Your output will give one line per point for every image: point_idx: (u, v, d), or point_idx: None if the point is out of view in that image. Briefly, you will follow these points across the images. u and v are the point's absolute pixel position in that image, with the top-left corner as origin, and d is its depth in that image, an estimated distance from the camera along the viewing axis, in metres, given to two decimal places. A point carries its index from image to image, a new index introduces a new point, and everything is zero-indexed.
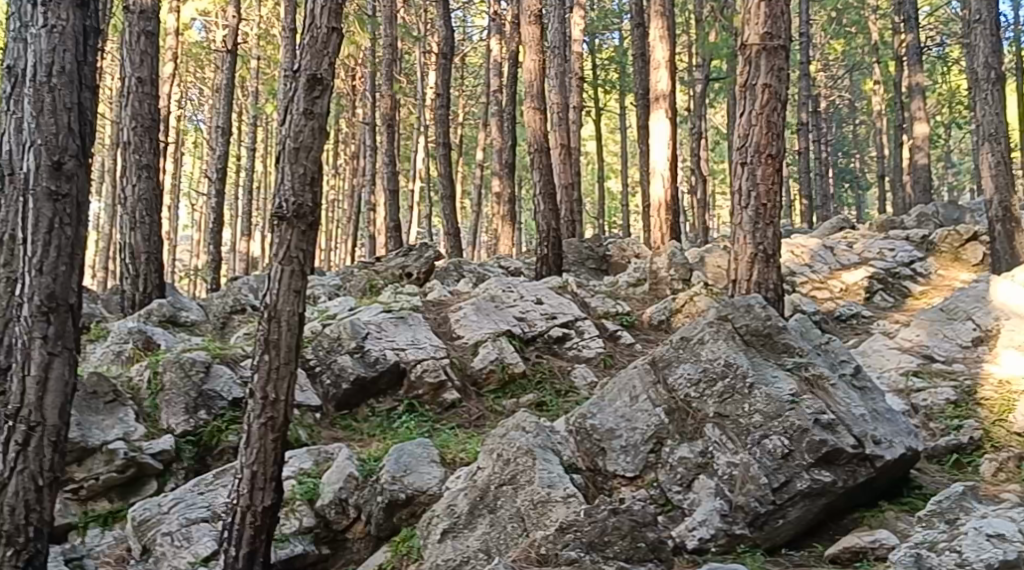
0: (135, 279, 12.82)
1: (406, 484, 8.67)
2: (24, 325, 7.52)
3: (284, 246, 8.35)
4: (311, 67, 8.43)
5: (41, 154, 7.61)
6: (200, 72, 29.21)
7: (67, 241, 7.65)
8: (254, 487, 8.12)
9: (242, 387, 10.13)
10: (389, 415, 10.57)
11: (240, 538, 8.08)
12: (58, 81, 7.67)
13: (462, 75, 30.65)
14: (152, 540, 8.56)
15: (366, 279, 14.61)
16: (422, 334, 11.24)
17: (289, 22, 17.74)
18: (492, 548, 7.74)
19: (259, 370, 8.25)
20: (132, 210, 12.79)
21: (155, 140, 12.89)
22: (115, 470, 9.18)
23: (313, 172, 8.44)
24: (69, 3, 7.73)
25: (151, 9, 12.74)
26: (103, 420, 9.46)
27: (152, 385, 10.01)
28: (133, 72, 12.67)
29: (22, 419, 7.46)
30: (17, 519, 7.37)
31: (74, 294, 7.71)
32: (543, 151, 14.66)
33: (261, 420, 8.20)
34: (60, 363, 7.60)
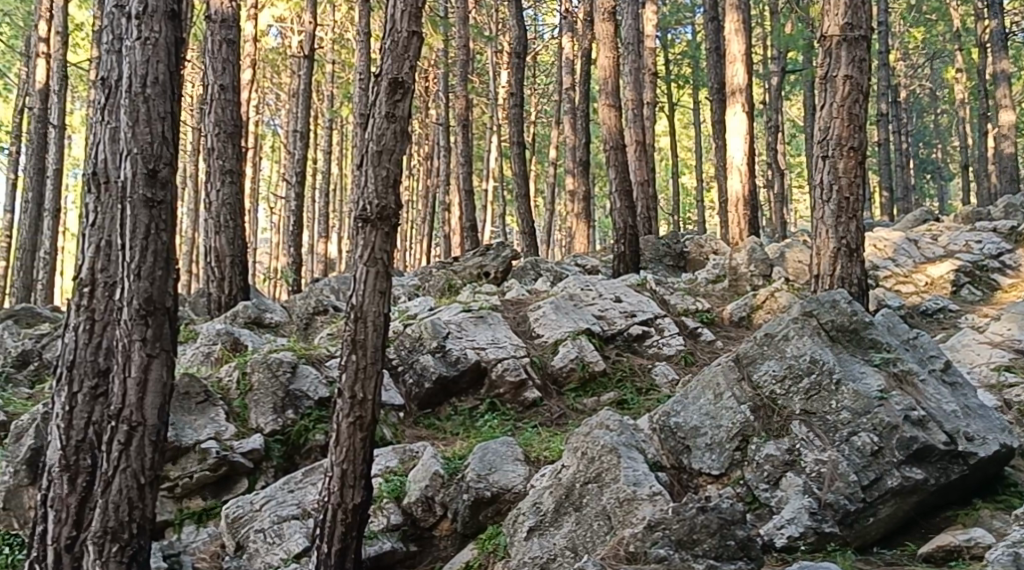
0: (221, 282, 13.09)
1: (491, 482, 8.80)
2: (124, 329, 7.78)
3: (369, 248, 8.48)
4: (392, 71, 8.57)
5: (138, 162, 7.86)
6: (277, 78, 29.72)
7: (163, 247, 7.90)
8: (344, 484, 8.27)
9: (328, 387, 10.31)
10: (472, 414, 10.67)
11: (331, 535, 8.22)
12: (152, 92, 7.93)
13: (535, 74, 30.73)
14: (245, 537, 8.80)
15: (444, 280, 14.74)
16: (502, 333, 11.31)
17: (363, 27, 18.00)
18: (579, 545, 7.84)
19: (347, 370, 8.40)
20: (216, 214, 13.09)
21: (238, 146, 13.17)
22: (208, 469, 9.40)
23: (396, 175, 8.56)
24: (161, 15, 7.97)
25: (232, 18, 13.01)
26: (194, 420, 9.69)
27: (241, 385, 10.21)
28: (216, 80, 12.97)
29: (124, 419, 7.71)
30: (121, 516, 7.64)
31: (170, 299, 7.95)
32: (618, 149, 14.63)
33: (349, 419, 8.35)
34: (158, 365, 7.84)
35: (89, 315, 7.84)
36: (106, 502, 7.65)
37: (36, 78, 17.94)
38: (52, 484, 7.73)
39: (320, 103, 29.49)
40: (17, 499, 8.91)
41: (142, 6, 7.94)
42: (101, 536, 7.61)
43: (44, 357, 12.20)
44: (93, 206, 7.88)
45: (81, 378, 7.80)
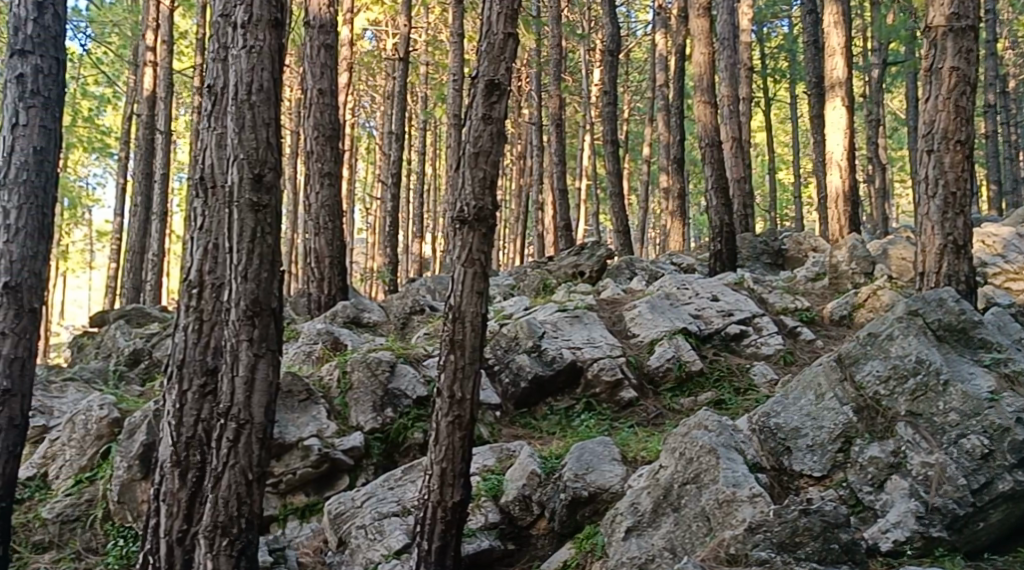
0: (320, 283, 13.34)
1: (588, 481, 8.78)
2: (232, 329, 7.98)
3: (466, 249, 8.56)
4: (489, 73, 8.63)
5: (244, 167, 8.05)
6: (372, 80, 30.11)
7: (268, 249, 8.07)
8: (444, 483, 8.36)
9: (426, 386, 10.42)
10: (568, 413, 10.69)
11: (432, 533, 8.33)
12: (257, 99, 8.11)
13: (627, 71, 30.55)
14: (348, 533, 8.97)
15: (539, 279, 14.79)
16: (598, 333, 11.31)
17: (457, 28, 18.13)
18: (678, 547, 7.82)
19: (445, 369, 8.49)
20: (316, 216, 13.32)
21: (336, 149, 13.39)
22: (310, 466, 9.60)
23: (493, 176, 8.62)
24: (265, 24, 8.16)
25: (330, 23, 13.21)
26: (297, 417, 9.89)
27: (342, 384, 10.37)
28: (315, 84, 13.22)
29: (232, 417, 7.92)
30: (230, 510, 7.86)
31: (275, 300, 8.12)
32: (715, 145, 14.46)
33: (448, 419, 8.44)
34: (265, 364, 8.02)
35: (198, 316, 8.21)
36: (216, 497, 7.88)
37: (144, 86, 18.50)
38: (163, 479, 8.12)
39: (415, 104, 29.77)
40: (131, 493, 9.20)
41: (247, 15, 8.14)
42: (212, 530, 7.84)
43: (154, 355, 12.58)
44: (201, 211, 8.27)
45: (190, 376, 8.15)
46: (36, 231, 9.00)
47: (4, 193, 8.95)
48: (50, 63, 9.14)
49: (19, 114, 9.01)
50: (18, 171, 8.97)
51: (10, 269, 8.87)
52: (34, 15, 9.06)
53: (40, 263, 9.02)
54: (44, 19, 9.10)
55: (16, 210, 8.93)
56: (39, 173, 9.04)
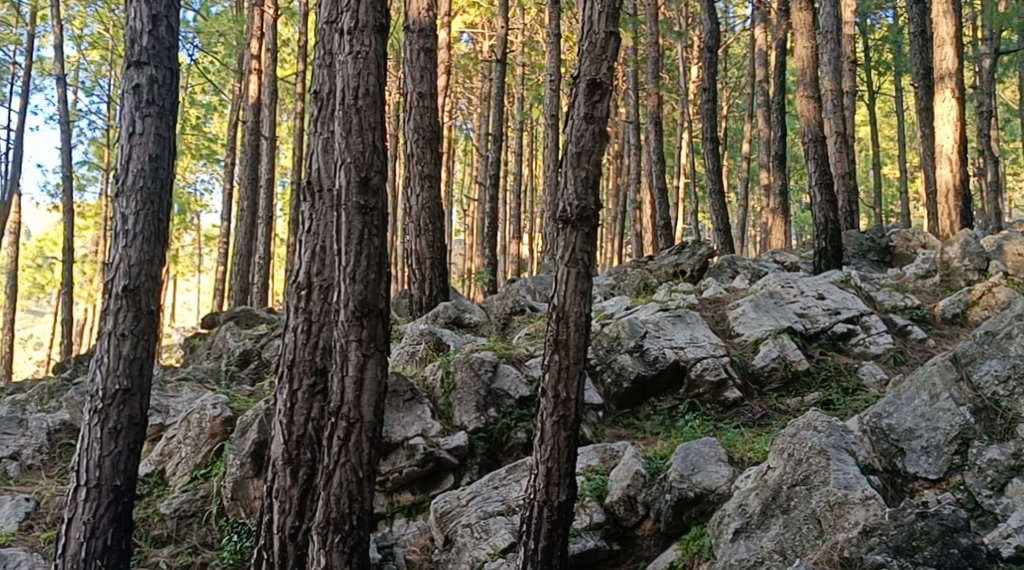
0: (422, 284, 13.46)
1: (694, 482, 8.70)
2: (342, 330, 8.23)
3: (570, 249, 8.57)
4: (591, 72, 8.62)
5: (352, 170, 8.34)
6: (469, 83, 30.32)
7: (375, 250, 8.34)
8: (550, 482, 8.39)
9: (529, 385, 10.45)
10: (671, 414, 10.61)
11: (538, 532, 8.35)
12: (363, 103, 8.41)
13: (726, 67, 30.13)
14: (453, 531, 9.10)
15: (639, 278, 14.71)
16: (700, 332, 11.20)
17: (553, 29, 18.13)
18: (789, 549, 7.74)
19: (550, 369, 8.52)
20: (416, 218, 13.44)
21: (436, 151, 13.51)
22: (416, 464, 9.71)
23: (595, 176, 8.61)
24: (371, 30, 8.44)
25: (429, 26, 13.35)
26: (402, 417, 10.02)
27: (445, 384, 10.45)
28: (414, 88, 13.34)
29: (343, 416, 8.17)
30: (342, 507, 8.08)
31: (383, 301, 8.37)
32: (819, 141, 14.17)
33: (553, 418, 8.45)
34: (373, 364, 8.26)
35: (307, 317, 8.55)
36: (328, 494, 8.10)
37: (249, 93, 18.97)
38: (276, 476, 8.46)
39: (512, 106, 29.85)
40: (244, 490, 9.44)
41: (353, 21, 8.44)
42: (325, 527, 8.07)
43: (262, 356, 12.87)
44: (309, 215, 8.57)
45: (300, 376, 8.51)
46: (153, 236, 9.29)
47: (122, 199, 9.26)
48: (164, 73, 9.43)
49: (136, 123, 9.30)
50: (135, 178, 9.27)
51: (129, 272, 9.16)
52: (148, 28, 9.38)
53: (156, 266, 9.31)
54: (159, 31, 9.42)
55: (133, 215, 9.23)
56: (155, 179, 9.33)
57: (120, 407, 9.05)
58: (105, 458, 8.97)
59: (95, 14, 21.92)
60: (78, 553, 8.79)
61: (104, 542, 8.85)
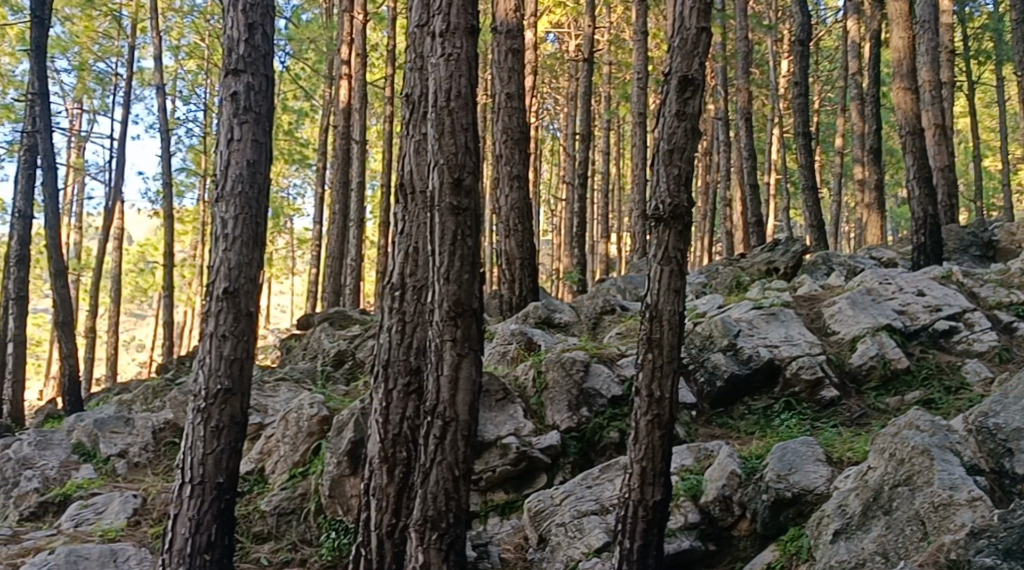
0: (512, 284, 13.50)
1: (792, 482, 8.59)
2: (436, 329, 8.36)
3: (662, 248, 8.50)
4: (682, 68, 8.55)
5: (444, 171, 8.44)
6: (556, 82, 30.26)
7: (468, 251, 8.43)
8: (644, 482, 8.34)
9: (622, 385, 10.40)
10: (767, 413, 10.45)
11: (633, 531, 8.32)
12: (455, 105, 8.50)
13: (818, 61, 29.57)
14: (547, 530, 9.10)
15: (732, 276, 14.54)
16: (796, 330, 11.02)
17: (640, 26, 18.00)
18: (891, 551, 7.62)
19: (644, 368, 8.46)
20: (506, 219, 13.48)
21: (524, 152, 13.53)
22: (510, 463, 9.75)
23: (688, 173, 8.53)
24: (462, 32, 8.54)
25: (516, 28, 13.37)
26: (495, 416, 10.09)
27: (538, 384, 10.48)
28: (502, 89, 13.36)
29: (438, 415, 8.29)
30: (439, 506, 8.20)
31: (477, 300, 8.46)
32: (917, 133, 13.83)
33: (647, 417, 8.41)
34: (468, 363, 8.36)
35: (401, 317, 8.73)
36: (425, 493, 8.25)
37: (340, 98, 19.20)
38: (373, 474, 8.62)
39: (599, 105, 29.72)
40: (341, 488, 9.57)
41: (444, 24, 8.53)
42: (422, 524, 8.20)
43: (357, 356, 13.03)
44: (402, 216, 8.84)
45: (395, 375, 8.66)
46: (251, 239, 9.49)
47: (221, 204, 9.46)
48: (261, 80, 9.63)
49: (234, 129, 9.51)
50: (234, 183, 9.47)
51: (229, 275, 9.37)
52: (245, 36, 9.59)
53: (255, 269, 9.51)
54: (255, 39, 9.62)
55: (233, 220, 9.43)
56: (252, 184, 9.52)
57: (221, 406, 9.25)
58: (207, 457, 9.18)
59: (192, 24, 22.45)
60: (183, 549, 9.02)
61: (208, 538, 9.06)
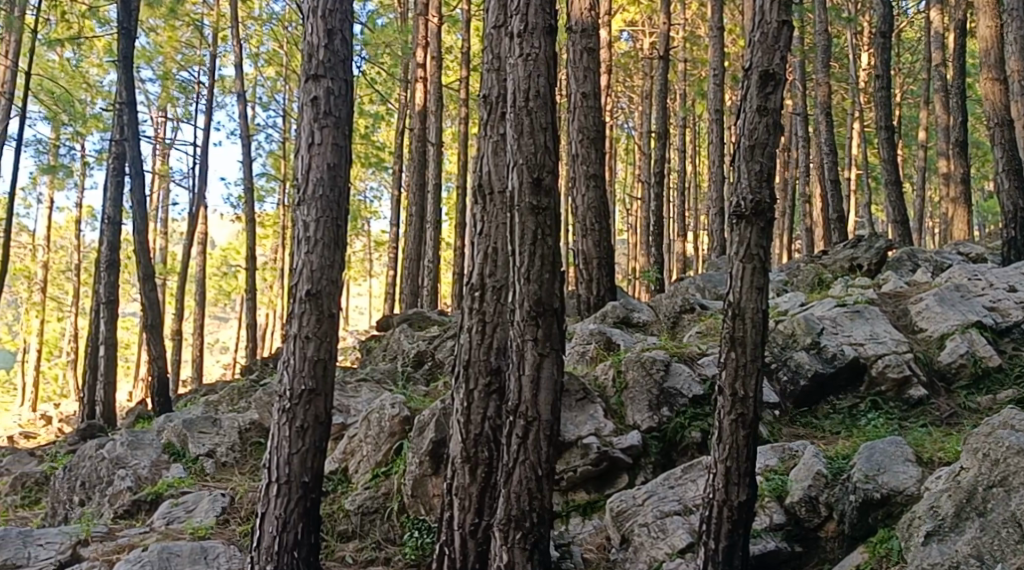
0: (589, 284, 13.44)
1: (881, 483, 8.44)
2: (518, 329, 8.40)
3: (744, 245, 8.40)
4: (763, 63, 8.44)
5: (524, 171, 8.46)
6: (630, 81, 30.11)
7: (549, 250, 8.43)
8: (728, 482, 8.26)
9: (703, 384, 10.30)
10: (853, 412, 10.26)
11: (718, 532, 8.24)
12: (534, 105, 8.52)
13: (900, 53, 28.91)
14: (630, 531, 9.05)
15: (814, 273, 14.32)
16: (881, 328, 10.80)
17: (717, 22, 17.79)
18: (986, 554, 7.49)
19: (727, 367, 8.37)
20: (583, 218, 13.43)
21: (601, 151, 13.45)
22: (591, 463, 9.71)
23: (769, 169, 8.42)
24: (540, 32, 8.57)
25: (591, 26, 13.32)
26: (576, 416, 10.06)
27: (617, 383, 10.43)
28: (578, 88, 13.32)
29: (521, 414, 8.33)
30: (522, 505, 8.23)
31: (558, 300, 8.47)
32: (1005, 124, 13.47)
33: (731, 416, 8.31)
34: (549, 363, 8.38)
35: (481, 317, 8.74)
36: (508, 492, 8.28)
37: (416, 101, 19.37)
38: (455, 473, 8.66)
39: (675, 102, 29.46)
40: (423, 487, 9.65)
41: (522, 24, 8.58)
42: (506, 524, 8.24)
43: (436, 356, 13.10)
44: (480, 217, 8.85)
45: (475, 376, 8.68)
46: (332, 242, 9.59)
47: (303, 208, 9.59)
48: (340, 85, 9.74)
49: (315, 134, 9.62)
50: (315, 187, 9.59)
51: (311, 277, 9.49)
52: (324, 42, 9.71)
53: (336, 271, 9.61)
54: (334, 44, 9.74)
55: (314, 222, 9.55)
56: (333, 187, 9.63)
57: (306, 406, 9.38)
58: (293, 456, 9.30)
59: (271, 31, 22.81)
60: (271, 547, 9.16)
61: (295, 535, 9.19)
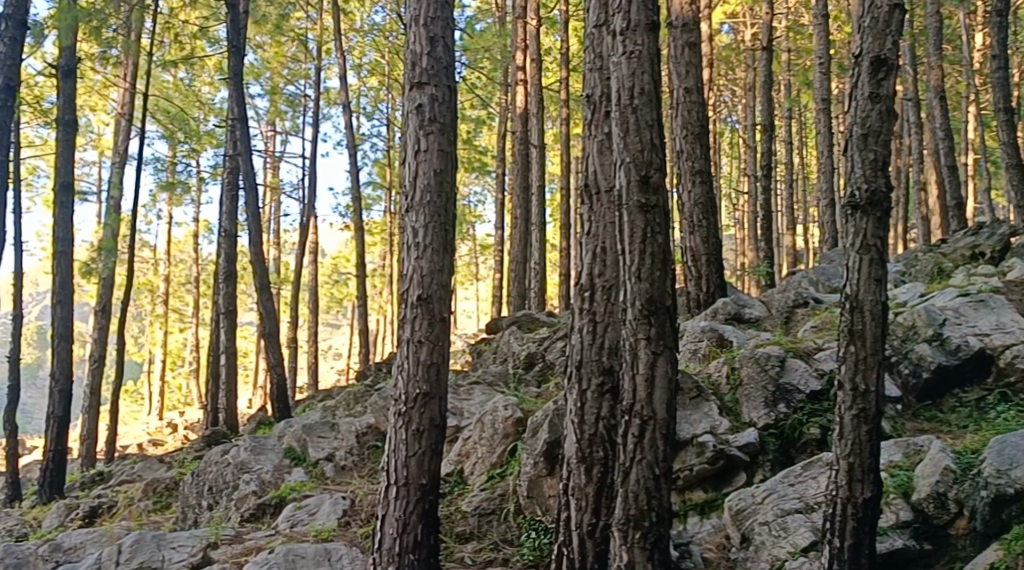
0: (698, 281, 13.28)
1: (1014, 478, 8.17)
2: (630, 329, 8.35)
3: (861, 236, 8.20)
4: (874, 49, 8.23)
5: (631, 170, 8.41)
6: (732, 74, 29.68)
7: (659, 248, 8.37)
8: (852, 479, 8.07)
9: (820, 380, 10.12)
10: (980, 405, 9.94)
11: (843, 530, 8.07)
12: (639, 102, 8.47)
13: (1017, 30, 27.82)
14: (750, 529, 8.90)
15: (933, 264, 13.93)
16: (1008, 317, 10.42)
17: (820, 10, 17.40)
18: None
19: (846, 361, 8.18)
20: (690, 215, 13.28)
21: (706, 146, 13.29)
22: (707, 462, 9.59)
23: (884, 157, 8.21)
24: (643, 28, 8.52)
25: (692, 21, 13.15)
26: (690, 415, 9.96)
27: (731, 380, 10.31)
28: (680, 84, 13.20)
29: (636, 413, 8.27)
30: (640, 504, 8.19)
31: (669, 297, 8.40)
32: None
33: (852, 412, 8.12)
34: (663, 361, 8.31)
35: (592, 317, 8.73)
36: (626, 491, 8.24)
37: (516, 103, 19.43)
38: (571, 474, 8.67)
39: (780, 93, 28.94)
40: (539, 488, 9.67)
41: (625, 23, 8.54)
42: (625, 523, 8.21)
43: (547, 358, 13.10)
44: (588, 217, 8.85)
45: (588, 376, 8.67)
46: (441, 247, 9.69)
47: (412, 214, 9.71)
48: (444, 91, 9.83)
49: (420, 141, 9.73)
50: (423, 193, 9.69)
51: (422, 282, 9.60)
52: (427, 49, 9.82)
53: (446, 275, 9.70)
54: (437, 51, 9.83)
55: (423, 229, 9.66)
56: (440, 193, 9.73)
57: (421, 410, 9.47)
58: (411, 459, 9.40)
59: (373, 42, 23.17)
60: (393, 548, 9.29)
61: (415, 537, 9.30)
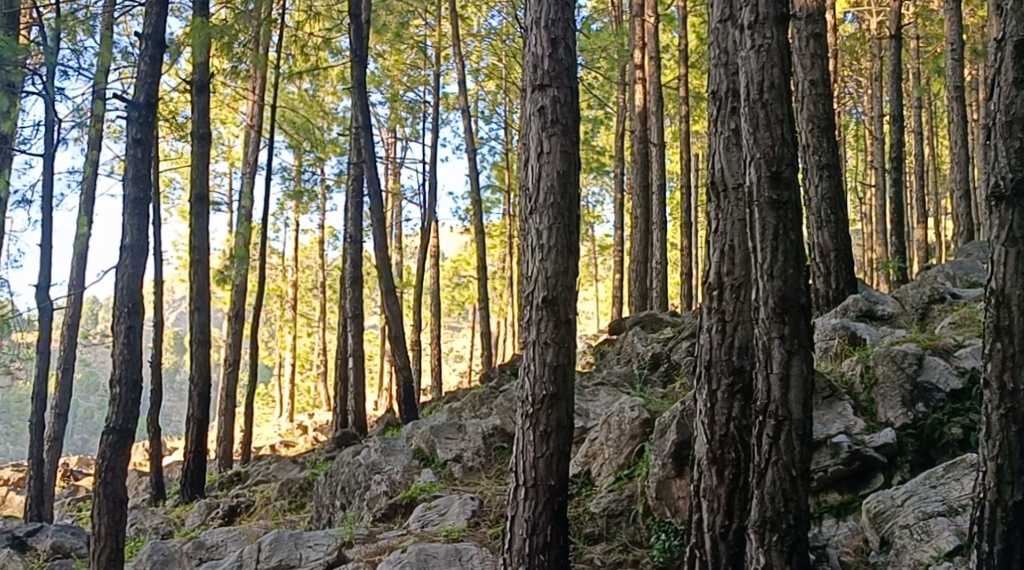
0: (827, 277, 12.98)
1: None
2: (763, 327, 8.19)
3: (1006, 228, 7.87)
4: (1018, 33, 7.89)
5: (762, 166, 8.26)
6: (857, 64, 28.93)
7: (792, 245, 8.20)
8: (1001, 481, 7.75)
9: (962, 378, 9.78)
10: None
11: (992, 534, 7.76)
12: (769, 97, 8.31)
13: None
14: (891, 532, 8.60)
15: None
16: None
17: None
18: None
19: (993, 359, 7.85)
20: (817, 210, 12.97)
21: (833, 139, 12.95)
22: (841, 462, 9.33)
23: None
24: (772, 21, 8.36)
25: (817, 11, 12.85)
26: (824, 415, 9.79)
27: (866, 378, 10.07)
28: (806, 76, 12.90)
29: (771, 414, 8.12)
30: (777, 506, 8.05)
31: (804, 295, 8.22)
32: None
33: (1000, 411, 7.80)
34: (799, 360, 8.13)
35: (721, 317, 8.59)
36: (762, 493, 8.10)
37: (635, 102, 19.30)
38: (702, 475, 8.55)
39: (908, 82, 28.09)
40: (668, 490, 9.55)
41: (753, 16, 8.40)
42: (762, 525, 8.08)
43: (672, 358, 12.92)
44: (715, 215, 8.71)
45: (718, 376, 8.53)
46: (566, 249, 9.67)
47: (536, 216, 9.71)
48: (566, 93, 9.80)
49: (543, 143, 9.72)
50: (546, 195, 9.69)
51: (547, 284, 9.60)
52: (549, 51, 9.82)
53: (571, 277, 9.68)
54: (558, 53, 9.82)
55: (547, 230, 9.65)
56: (563, 195, 9.70)
57: (548, 411, 9.46)
58: (539, 459, 9.40)
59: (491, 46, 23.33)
60: (522, 549, 9.30)
61: (545, 538, 9.29)
